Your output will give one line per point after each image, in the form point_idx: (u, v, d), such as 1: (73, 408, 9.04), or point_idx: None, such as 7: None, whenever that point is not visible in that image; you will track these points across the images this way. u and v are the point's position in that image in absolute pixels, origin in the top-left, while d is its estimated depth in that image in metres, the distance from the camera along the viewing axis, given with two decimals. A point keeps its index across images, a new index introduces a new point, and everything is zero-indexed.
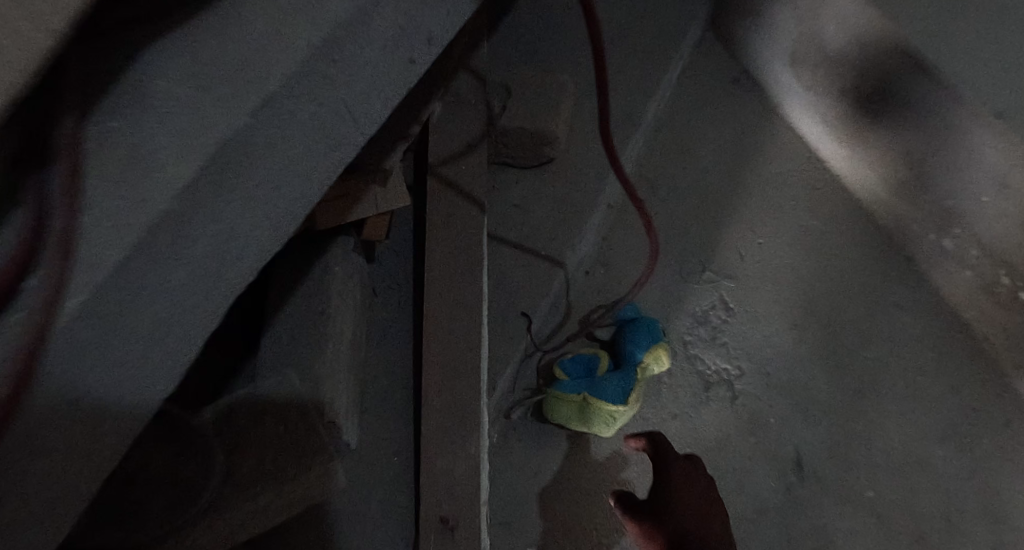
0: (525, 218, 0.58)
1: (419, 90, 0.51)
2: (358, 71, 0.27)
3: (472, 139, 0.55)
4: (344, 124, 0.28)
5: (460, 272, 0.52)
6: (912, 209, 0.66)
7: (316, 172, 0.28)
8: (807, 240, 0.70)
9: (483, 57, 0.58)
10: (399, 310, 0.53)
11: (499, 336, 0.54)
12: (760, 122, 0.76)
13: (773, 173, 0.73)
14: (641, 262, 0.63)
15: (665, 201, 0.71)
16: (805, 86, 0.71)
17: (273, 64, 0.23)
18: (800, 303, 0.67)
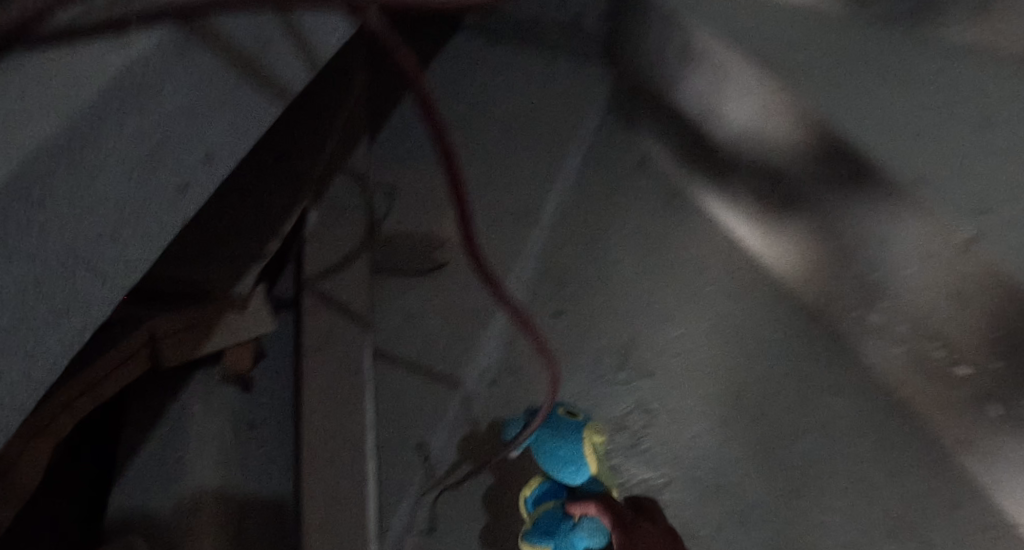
0: (417, 329, 0.59)
1: (276, 201, 0.53)
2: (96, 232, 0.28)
3: (349, 249, 0.59)
4: (97, 280, 0.29)
5: (333, 385, 0.52)
6: (835, 284, 0.68)
7: (74, 323, 0.29)
8: (726, 329, 0.68)
9: (363, 163, 0.62)
10: (277, 428, 0.54)
11: (393, 465, 0.53)
12: (670, 206, 0.75)
13: (688, 259, 0.72)
14: (555, 364, 0.65)
15: (575, 297, 0.69)
16: (725, 173, 0.75)
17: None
18: (725, 398, 0.65)
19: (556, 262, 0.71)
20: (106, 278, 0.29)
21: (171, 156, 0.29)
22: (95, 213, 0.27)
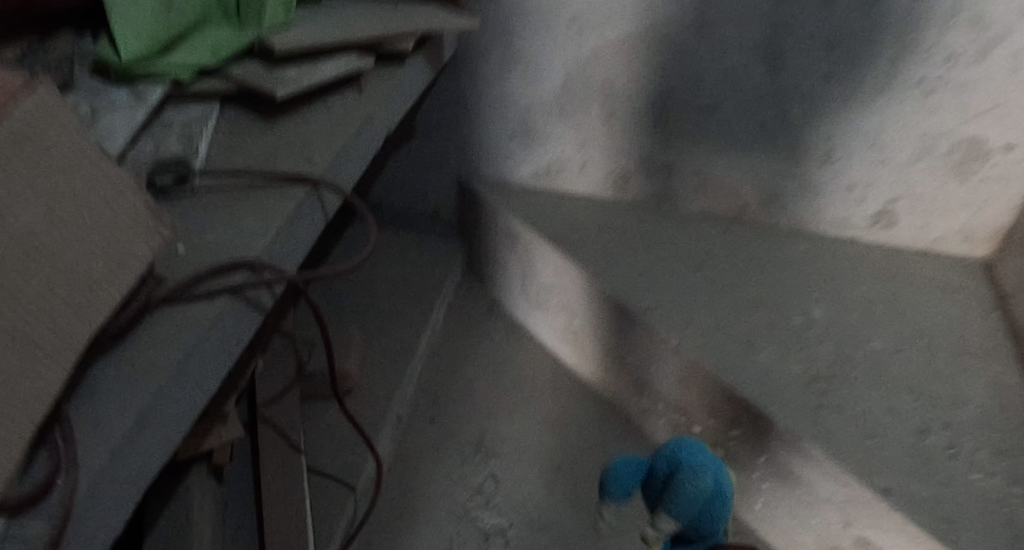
0: (334, 433, 0.90)
1: (242, 358, 0.84)
2: (210, 365, 0.53)
3: (288, 381, 0.88)
4: (203, 395, 0.53)
5: (286, 472, 0.80)
6: (616, 385, 1.07)
7: (189, 422, 0.52)
8: (550, 418, 1.04)
9: (294, 327, 0.95)
10: (244, 513, 0.79)
11: (320, 524, 0.82)
12: (511, 343, 1.16)
13: (523, 374, 1.11)
14: (432, 449, 0.99)
15: (449, 406, 1.05)
16: (543, 318, 1.16)
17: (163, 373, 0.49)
18: (550, 463, 0.98)
19: (428, 385, 1.08)
20: (205, 395, 0.54)
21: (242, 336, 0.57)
22: (212, 355, 0.53)
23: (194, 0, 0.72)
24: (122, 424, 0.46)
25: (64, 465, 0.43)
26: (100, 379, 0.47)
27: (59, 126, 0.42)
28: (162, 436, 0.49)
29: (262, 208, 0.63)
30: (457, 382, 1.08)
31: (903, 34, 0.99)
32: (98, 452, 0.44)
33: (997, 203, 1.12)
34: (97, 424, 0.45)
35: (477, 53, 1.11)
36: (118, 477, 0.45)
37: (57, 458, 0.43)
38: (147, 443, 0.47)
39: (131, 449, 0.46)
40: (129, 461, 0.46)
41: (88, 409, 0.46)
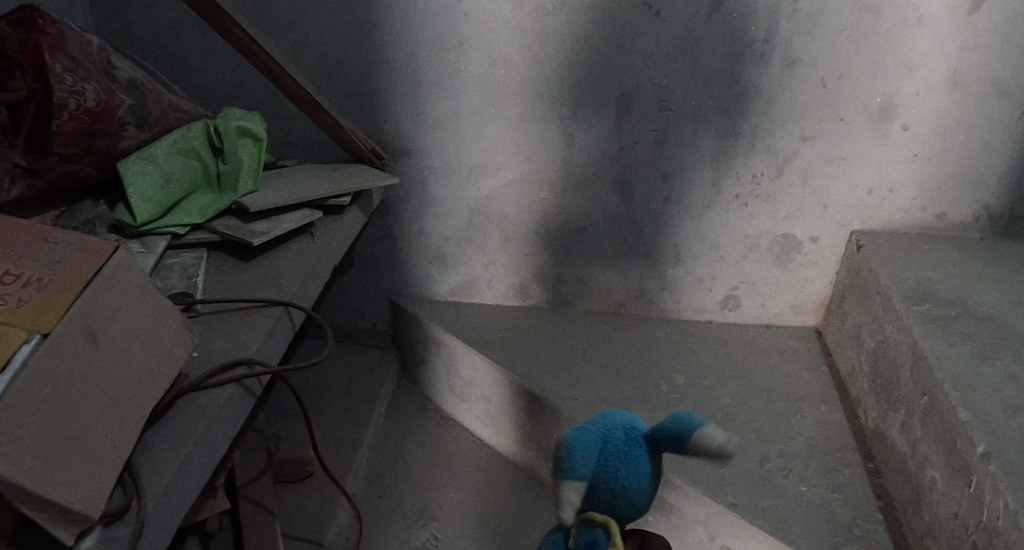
0: (301, 510, 1.13)
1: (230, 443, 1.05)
2: (227, 424, 0.74)
3: (262, 465, 1.09)
4: (220, 446, 0.73)
5: (266, 533, 1.00)
6: (528, 456, 1.32)
7: (213, 463, 0.72)
8: (477, 488, 1.29)
9: (262, 423, 1.17)
10: None
11: None
12: (442, 430, 1.41)
13: (453, 454, 1.36)
14: (381, 519, 1.22)
15: (393, 485, 1.28)
16: (466, 409, 1.41)
17: (197, 429, 0.69)
18: (476, 523, 1.22)
19: (375, 467, 1.32)
20: (222, 446, 0.74)
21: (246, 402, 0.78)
22: (226, 415, 0.74)
23: (186, 176, 1.00)
24: (172, 463, 0.66)
25: (134, 498, 0.61)
26: (153, 437, 0.68)
27: (129, 273, 0.66)
28: (196, 473, 0.69)
29: (252, 323, 0.87)
30: (397, 462, 1.33)
31: (720, 166, 1.30)
32: (157, 481, 0.64)
33: (815, 281, 1.44)
34: (154, 464, 0.65)
35: (399, 200, 1.39)
36: (170, 499, 0.65)
37: (131, 486, 0.62)
38: (187, 479, 0.67)
39: (177, 480, 0.66)
40: (178, 490, 0.66)
41: (146, 454, 0.66)
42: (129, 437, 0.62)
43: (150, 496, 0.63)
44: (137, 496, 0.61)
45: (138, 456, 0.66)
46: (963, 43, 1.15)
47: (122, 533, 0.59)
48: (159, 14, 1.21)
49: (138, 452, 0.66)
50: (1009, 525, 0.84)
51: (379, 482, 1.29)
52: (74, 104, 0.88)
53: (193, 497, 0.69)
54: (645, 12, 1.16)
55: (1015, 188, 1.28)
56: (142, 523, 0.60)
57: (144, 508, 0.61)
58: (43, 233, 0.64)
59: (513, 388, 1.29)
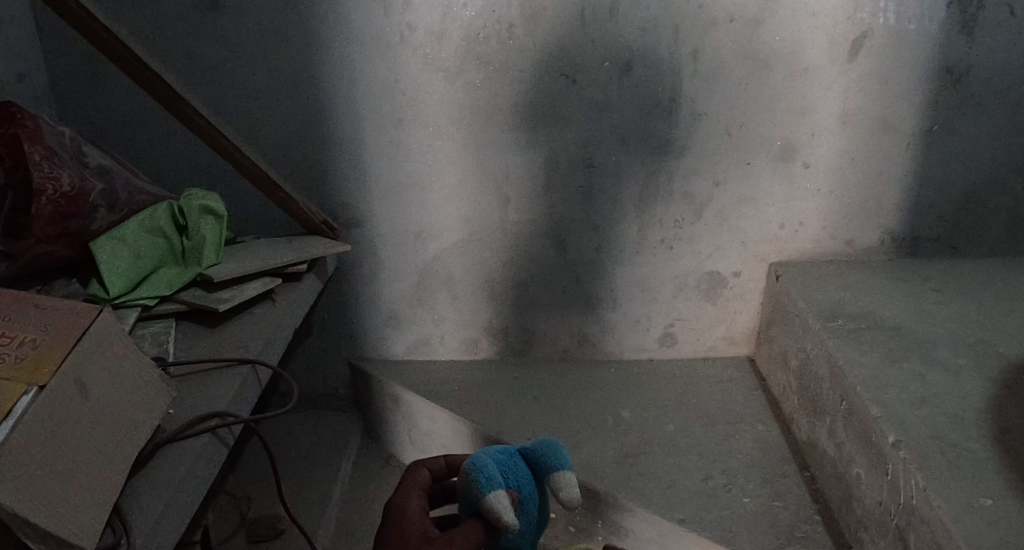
0: None
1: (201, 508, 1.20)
2: (200, 473, 0.85)
3: (232, 527, 1.26)
4: (194, 493, 0.84)
5: None
6: None
7: (187, 509, 0.82)
8: None
9: (231, 486, 1.34)
10: None
11: None
12: None
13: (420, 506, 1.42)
14: None
15: (362, 540, 1.34)
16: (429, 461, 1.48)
17: (174, 476, 0.80)
18: None
19: (344, 524, 1.37)
20: (196, 493, 0.84)
21: (216, 454, 0.88)
22: (198, 465, 0.84)
23: (153, 254, 1.10)
24: (153, 505, 0.76)
25: (123, 537, 0.70)
26: (136, 484, 0.78)
27: (113, 333, 0.78)
28: (174, 516, 0.79)
29: (221, 381, 0.96)
30: (365, 518, 1.38)
31: (645, 212, 1.43)
32: (142, 522, 0.74)
33: (742, 313, 1.56)
34: (138, 508, 0.75)
35: (354, 268, 1.48)
36: (153, 535, 0.74)
37: (119, 523, 0.71)
38: (167, 519, 0.77)
39: (159, 520, 0.76)
40: (160, 529, 0.76)
41: (130, 498, 0.76)
42: (118, 477, 0.72)
43: (136, 531, 0.72)
44: (126, 531, 0.71)
45: (123, 500, 0.76)
46: (844, 89, 1.34)
47: None
48: (120, 106, 1.30)
49: (124, 496, 0.76)
50: (921, 501, 0.94)
51: (349, 538, 1.34)
52: (52, 189, 1.01)
53: (172, 538, 0.78)
54: (567, 81, 1.31)
55: (905, 212, 1.46)
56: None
57: (133, 541, 0.71)
58: (35, 300, 0.76)
59: (470, 434, 1.36)
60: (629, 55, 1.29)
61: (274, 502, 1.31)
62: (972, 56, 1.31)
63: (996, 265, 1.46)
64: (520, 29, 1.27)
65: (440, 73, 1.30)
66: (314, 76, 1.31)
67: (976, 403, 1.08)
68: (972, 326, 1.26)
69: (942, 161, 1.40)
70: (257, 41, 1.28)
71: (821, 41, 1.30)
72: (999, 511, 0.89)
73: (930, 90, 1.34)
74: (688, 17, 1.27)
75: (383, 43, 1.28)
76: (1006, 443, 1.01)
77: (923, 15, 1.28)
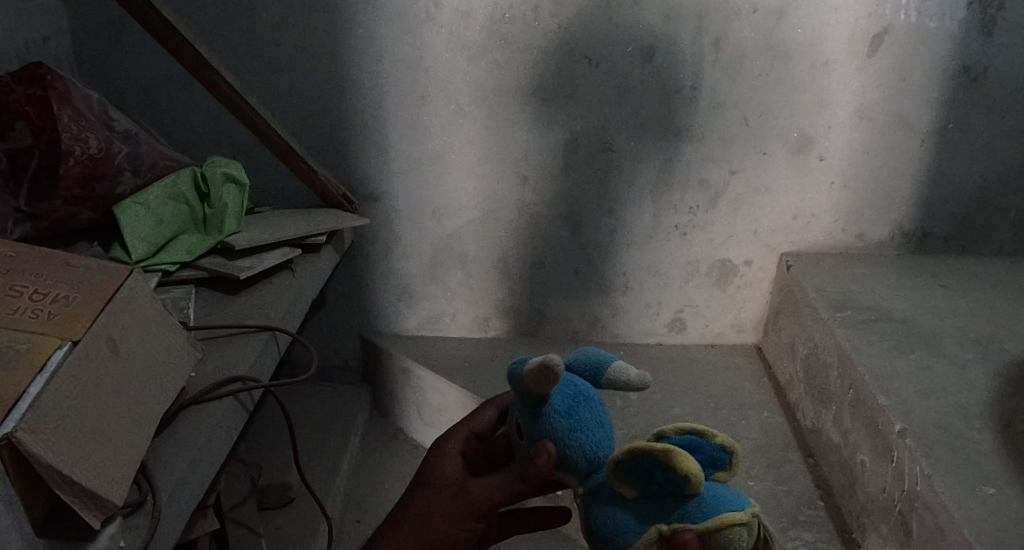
0: (282, 530, 1.26)
1: (216, 472, 1.24)
2: (220, 435, 0.89)
3: (243, 493, 1.27)
4: (215, 455, 0.88)
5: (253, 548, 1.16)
6: None
7: (208, 470, 0.86)
8: None
9: (241, 454, 1.36)
10: None
11: None
12: (414, 460, 1.49)
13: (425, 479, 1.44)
14: (360, 540, 1.29)
15: (368, 510, 1.36)
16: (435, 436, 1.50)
17: (197, 438, 0.85)
18: None
19: (351, 494, 1.40)
20: (217, 456, 0.89)
21: (235, 419, 0.93)
22: (217, 429, 0.89)
23: (175, 220, 1.16)
24: (177, 465, 0.81)
25: (150, 493, 0.75)
26: (160, 444, 0.83)
27: (140, 295, 0.81)
28: (197, 475, 0.84)
29: (245, 345, 1.03)
30: (372, 490, 1.41)
31: (659, 197, 1.43)
32: (167, 480, 0.78)
33: (751, 302, 1.57)
34: (163, 467, 0.80)
35: (368, 243, 1.49)
36: (178, 492, 0.79)
37: (146, 480, 0.76)
38: (191, 478, 0.82)
39: (183, 479, 0.80)
40: (184, 487, 0.81)
41: (155, 458, 0.81)
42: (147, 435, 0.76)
43: (162, 488, 0.77)
44: (152, 487, 0.76)
45: (150, 460, 0.81)
46: (863, 84, 1.34)
47: (142, 518, 0.73)
48: (143, 71, 1.31)
49: (150, 455, 0.81)
50: (925, 488, 0.95)
51: (356, 508, 1.36)
52: (79, 150, 1.06)
53: (195, 496, 0.83)
54: (587, 65, 1.31)
55: (919, 207, 1.46)
56: (158, 506, 0.74)
57: (159, 497, 0.76)
58: (70, 258, 0.78)
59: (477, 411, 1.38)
60: (650, 42, 1.29)
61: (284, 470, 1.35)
62: (992, 56, 1.31)
63: (1005, 264, 1.47)
64: (543, 11, 1.27)
65: (464, 51, 1.30)
66: (338, 50, 1.31)
67: (983, 396, 1.09)
68: (979, 322, 1.27)
69: (958, 159, 1.41)
70: (283, 13, 1.28)
71: (842, 35, 1.30)
72: (1002, 500, 0.91)
73: (949, 87, 1.34)
74: (709, 6, 1.27)
75: (408, 19, 1.28)
76: (1011, 435, 1.02)
77: (945, 13, 1.28)
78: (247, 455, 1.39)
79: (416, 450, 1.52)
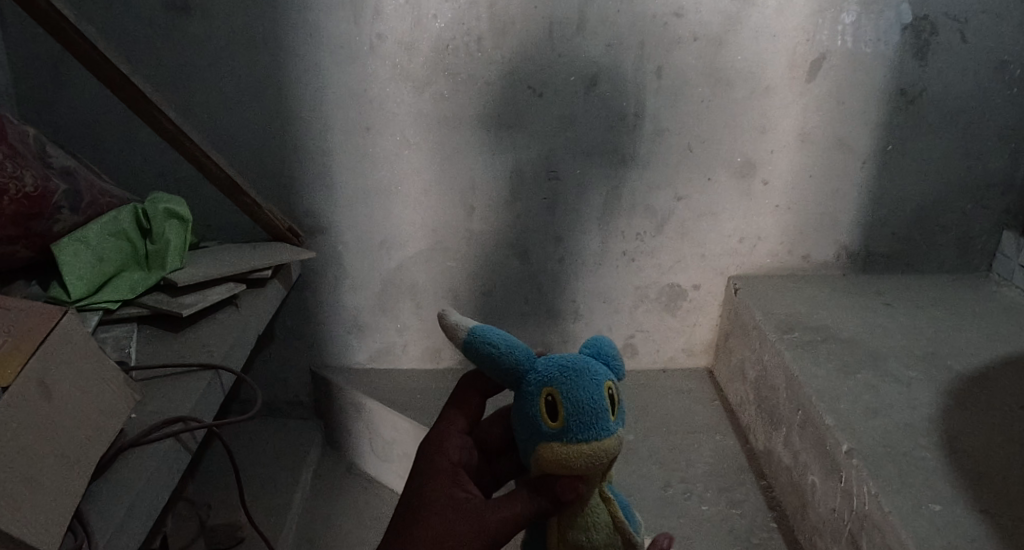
0: None
1: (161, 512, 1.21)
2: (162, 477, 0.87)
3: (191, 537, 1.25)
4: (157, 498, 0.86)
5: None
6: None
7: (148, 515, 0.84)
8: None
9: (188, 495, 1.34)
10: None
11: None
12: (369, 495, 1.47)
13: (382, 514, 1.42)
14: None
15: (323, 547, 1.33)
16: (390, 469, 1.47)
17: (137, 482, 0.82)
18: None
19: (306, 531, 1.36)
20: (159, 498, 0.86)
21: (179, 458, 0.91)
22: (158, 470, 0.86)
23: (117, 257, 1.14)
24: (115, 510, 0.78)
25: (85, 540, 0.73)
26: (97, 490, 0.80)
27: (75, 336, 0.82)
28: (138, 520, 0.81)
29: (188, 384, 1.01)
30: (327, 528, 1.37)
31: (608, 223, 1.45)
32: (103, 527, 0.76)
33: (701, 325, 1.59)
34: (99, 514, 0.77)
35: (317, 275, 1.47)
36: (118, 538, 0.77)
37: (81, 528, 0.74)
38: (131, 523, 0.79)
39: (124, 525, 0.78)
40: (125, 533, 0.78)
41: (92, 505, 0.78)
42: (83, 480, 0.75)
43: (100, 536, 0.74)
44: (88, 535, 0.73)
45: (85, 507, 0.78)
46: (802, 109, 1.38)
47: None
48: (86, 106, 1.29)
49: (85, 502, 0.78)
50: (873, 507, 0.97)
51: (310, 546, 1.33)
52: (14, 189, 1.04)
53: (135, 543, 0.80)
54: (533, 94, 1.33)
55: (859, 228, 1.50)
56: None
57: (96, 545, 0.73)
58: (8, 303, 0.82)
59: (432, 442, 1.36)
60: (596, 70, 1.32)
61: (236, 510, 1.32)
62: (924, 80, 1.37)
63: (945, 281, 1.52)
64: (488, 42, 1.29)
65: (409, 83, 1.31)
66: (282, 82, 1.31)
67: (925, 412, 1.12)
68: (922, 340, 1.30)
69: (896, 179, 1.45)
70: (227, 47, 1.28)
71: (781, 61, 1.34)
72: (947, 516, 0.92)
73: (885, 110, 1.39)
74: (651, 36, 1.30)
75: (352, 51, 1.29)
76: (953, 450, 1.04)
77: (879, 39, 1.33)
78: (196, 493, 1.36)
79: (372, 484, 1.50)
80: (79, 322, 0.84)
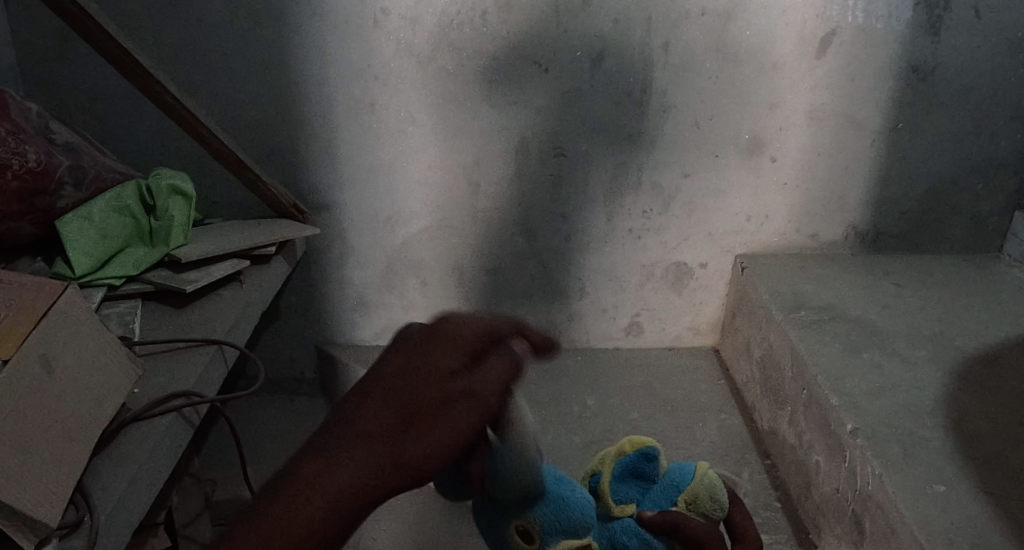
0: None
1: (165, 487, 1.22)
2: (164, 451, 0.87)
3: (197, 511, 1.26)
4: (160, 472, 0.86)
5: None
6: None
7: (151, 488, 0.84)
8: None
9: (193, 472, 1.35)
10: None
11: None
12: None
13: None
14: None
15: None
16: None
17: (139, 455, 0.83)
18: None
19: None
20: (161, 472, 0.87)
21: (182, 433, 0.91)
22: (160, 444, 0.87)
23: (121, 234, 1.14)
24: (118, 484, 0.78)
25: (86, 513, 0.73)
26: (97, 465, 0.81)
27: (77, 312, 0.82)
28: (140, 494, 0.82)
29: (190, 360, 1.01)
30: None
31: (614, 201, 1.44)
32: (105, 502, 0.76)
33: (709, 303, 1.58)
34: (101, 489, 0.77)
35: (322, 252, 1.47)
36: (121, 511, 0.77)
37: (82, 500, 0.74)
38: (134, 497, 0.80)
39: (127, 498, 0.79)
40: (128, 507, 0.79)
41: (93, 479, 0.79)
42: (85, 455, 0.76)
43: (102, 509, 0.75)
44: (90, 507, 0.74)
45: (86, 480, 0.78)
46: (812, 86, 1.36)
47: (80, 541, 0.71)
48: (88, 83, 1.28)
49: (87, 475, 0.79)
50: (876, 487, 0.96)
51: None
52: (17, 164, 1.04)
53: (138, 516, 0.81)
54: (538, 70, 1.31)
55: (869, 206, 1.48)
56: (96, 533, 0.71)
57: (97, 517, 0.73)
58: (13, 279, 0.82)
59: None
60: (601, 46, 1.30)
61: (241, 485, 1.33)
62: (937, 56, 1.34)
63: (954, 261, 1.50)
64: (492, 17, 1.27)
65: (413, 59, 1.30)
66: (286, 58, 1.29)
67: (932, 393, 1.11)
68: (929, 320, 1.29)
69: (908, 158, 1.43)
70: (228, 21, 1.26)
71: (790, 37, 1.32)
72: (950, 498, 0.91)
73: (897, 87, 1.37)
74: (658, 10, 1.28)
75: (355, 26, 1.27)
76: (959, 431, 1.03)
77: (892, 14, 1.30)
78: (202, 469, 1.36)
79: None
80: (80, 298, 0.83)
